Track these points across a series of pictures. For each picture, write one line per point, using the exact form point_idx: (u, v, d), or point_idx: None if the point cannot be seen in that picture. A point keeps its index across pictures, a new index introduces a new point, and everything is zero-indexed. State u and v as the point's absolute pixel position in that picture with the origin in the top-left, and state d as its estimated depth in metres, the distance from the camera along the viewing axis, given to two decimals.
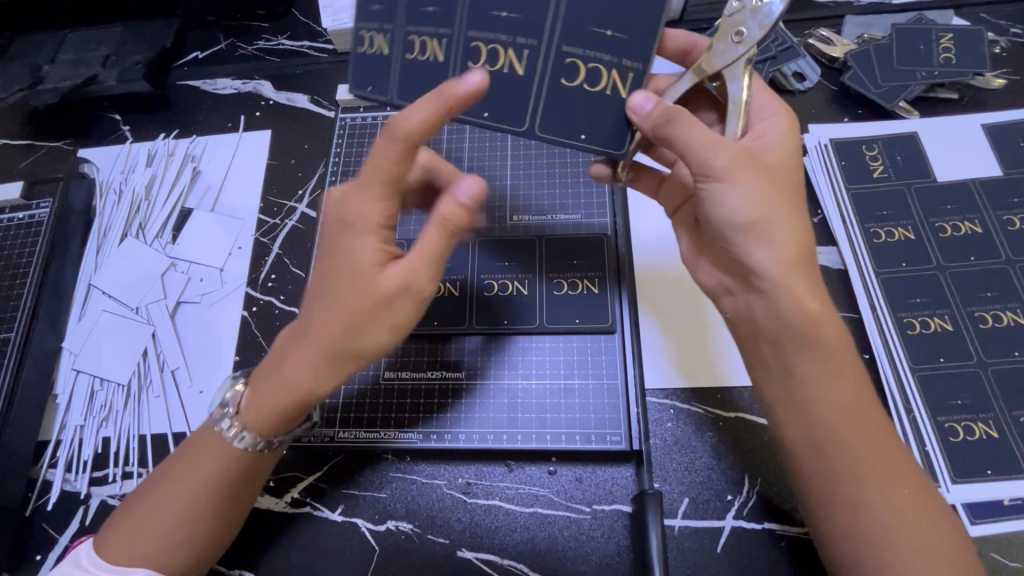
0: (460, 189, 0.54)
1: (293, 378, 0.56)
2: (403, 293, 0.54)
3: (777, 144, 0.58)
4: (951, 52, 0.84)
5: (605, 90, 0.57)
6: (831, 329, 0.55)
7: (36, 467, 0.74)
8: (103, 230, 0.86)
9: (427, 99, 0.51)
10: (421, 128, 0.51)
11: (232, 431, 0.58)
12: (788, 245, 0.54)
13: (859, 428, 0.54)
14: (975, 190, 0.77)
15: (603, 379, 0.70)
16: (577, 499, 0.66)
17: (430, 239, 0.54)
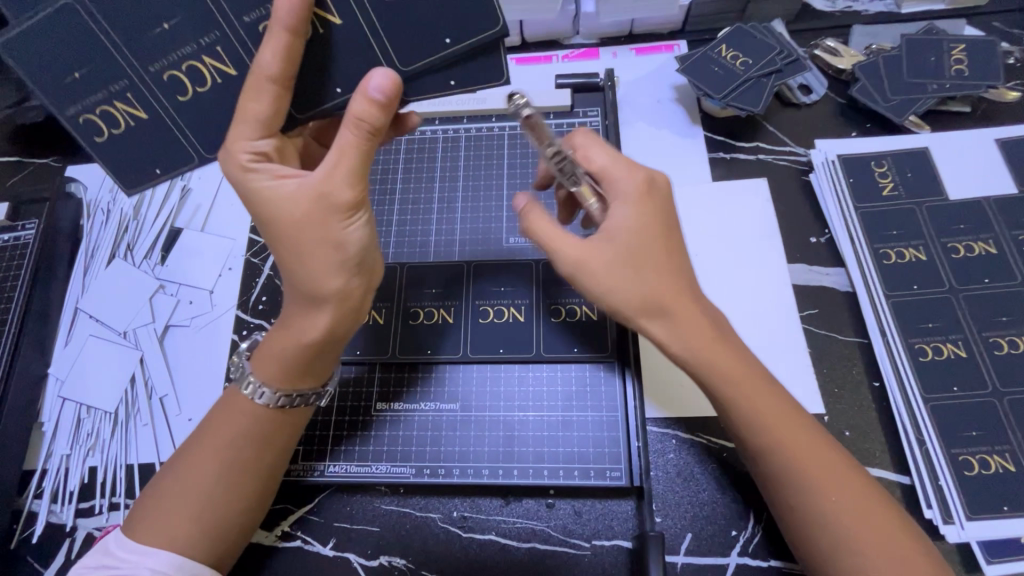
0: (370, 85, 0.51)
1: (301, 327, 0.58)
2: (335, 206, 0.53)
3: (628, 220, 0.56)
4: (963, 63, 0.81)
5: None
6: (716, 364, 0.56)
7: (22, 497, 0.71)
8: (90, 251, 0.84)
9: (272, 31, 0.49)
10: (273, 63, 0.50)
11: (253, 389, 0.59)
12: (631, 295, 0.56)
13: (773, 420, 0.55)
14: (990, 208, 0.75)
15: (602, 411, 0.68)
16: (576, 534, 0.64)
17: (347, 144, 0.52)
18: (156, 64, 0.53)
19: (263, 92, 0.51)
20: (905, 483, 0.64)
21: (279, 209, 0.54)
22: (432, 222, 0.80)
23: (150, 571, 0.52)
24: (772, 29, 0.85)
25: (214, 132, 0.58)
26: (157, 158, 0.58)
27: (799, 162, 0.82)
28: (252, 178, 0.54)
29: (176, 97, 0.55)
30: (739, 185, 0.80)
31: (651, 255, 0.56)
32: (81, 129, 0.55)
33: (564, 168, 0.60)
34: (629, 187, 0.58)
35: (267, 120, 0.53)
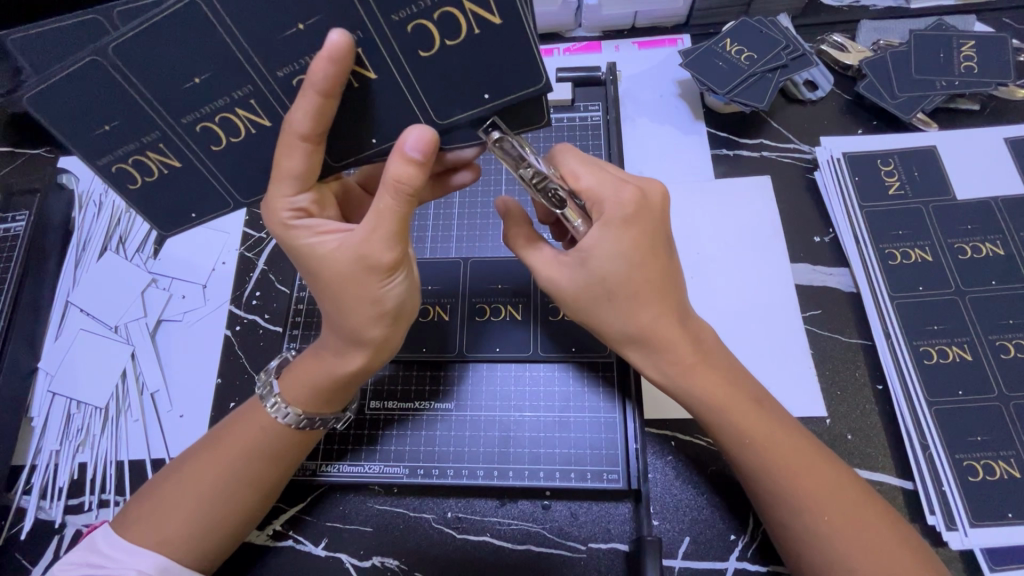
0: (406, 145, 0.49)
1: (337, 362, 0.57)
2: (374, 267, 0.51)
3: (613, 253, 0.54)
4: (972, 60, 0.80)
5: (470, 30, 0.46)
6: (724, 398, 0.56)
7: (10, 493, 0.70)
8: (81, 244, 0.82)
9: (304, 92, 0.46)
10: (305, 123, 0.47)
11: (277, 407, 0.59)
12: (637, 325, 0.56)
13: (767, 437, 0.54)
14: (998, 209, 0.73)
15: (600, 414, 0.66)
16: (572, 537, 0.63)
17: (385, 208, 0.50)
18: (190, 116, 0.48)
19: (293, 150, 0.49)
20: (908, 488, 0.63)
21: (323, 266, 0.53)
22: (429, 218, 0.79)
23: (137, 573, 0.51)
24: (777, 23, 0.83)
25: (248, 173, 0.55)
26: (192, 203, 0.56)
27: (804, 159, 0.80)
28: (291, 232, 0.54)
29: (210, 147, 0.51)
30: (742, 182, 0.79)
31: (633, 284, 0.56)
32: (114, 178, 0.52)
33: (547, 185, 0.55)
34: (617, 210, 0.55)
35: (302, 174, 0.51)
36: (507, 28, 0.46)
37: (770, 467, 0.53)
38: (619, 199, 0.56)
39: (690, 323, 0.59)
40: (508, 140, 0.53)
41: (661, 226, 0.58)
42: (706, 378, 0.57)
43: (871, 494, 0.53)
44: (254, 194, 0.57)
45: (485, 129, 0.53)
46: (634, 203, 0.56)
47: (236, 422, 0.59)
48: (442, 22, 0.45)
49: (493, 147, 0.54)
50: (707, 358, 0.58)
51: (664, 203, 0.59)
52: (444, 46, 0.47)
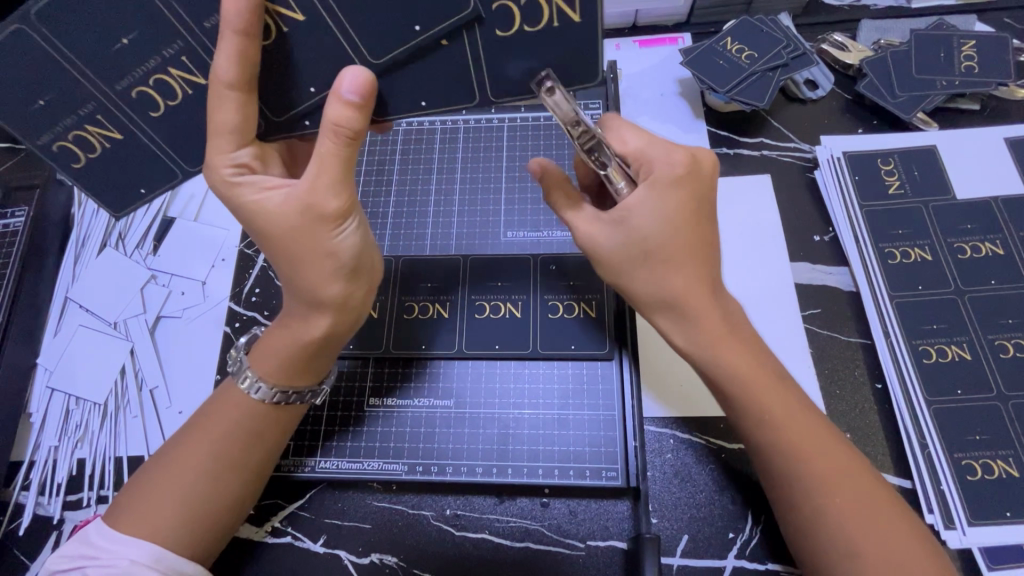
0: (342, 87, 0.48)
1: (302, 327, 0.57)
2: (323, 216, 0.51)
3: (655, 215, 0.54)
4: (973, 60, 0.80)
5: (550, 21, 0.50)
6: (756, 371, 0.55)
7: (8, 489, 0.70)
8: (80, 239, 0.82)
9: (222, 33, 0.45)
10: (231, 72, 0.47)
11: (249, 383, 0.59)
12: (676, 286, 0.55)
13: (787, 418, 0.54)
14: (998, 209, 0.73)
15: (599, 410, 0.67)
16: (571, 534, 0.63)
17: (327, 152, 0.50)
18: (124, 82, 0.49)
19: (224, 100, 0.48)
20: (907, 487, 0.63)
21: (270, 222, 0.52)
22: (429, 215, 0.79)
23: (130, 562, 0.51)
24: (778, 22, 0.83)
25: (191, 142, 0.55)
26: (140, 179, 0.57)
27: (804, 158, 0.80)
28: (233, 193, 0.52)
29: (148, 114, 0.52)
30: (742, 181, 0.79)
31: (677, 248, 0.55)
32: (56, 156, 0.53)
33: (592, 144, 0.56)
34: (667, 169, 0.55)
35: (239, 128, 0.50)
36: (582, 26, 0.51)
37: (783, 447, 0.53)
38: (671, 159, 0.56)
39: (722, 296, 0.58)
40: (561, 93, 0.54)
41: (707, 191, 0.57)
42: (734, 353, 0.55)
43: (882, 488, 0.53)
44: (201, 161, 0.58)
45: (539, 80, 0.54)
46: (686, 164, 0.56)
47: (211, 407, 0.59)
48: (525, 9, 0.49)
49: (545, 96, 0.54)
50: (738, 330, 0.57)
51: (713, 172, 0.58)
52: (522, 31, 0.51)
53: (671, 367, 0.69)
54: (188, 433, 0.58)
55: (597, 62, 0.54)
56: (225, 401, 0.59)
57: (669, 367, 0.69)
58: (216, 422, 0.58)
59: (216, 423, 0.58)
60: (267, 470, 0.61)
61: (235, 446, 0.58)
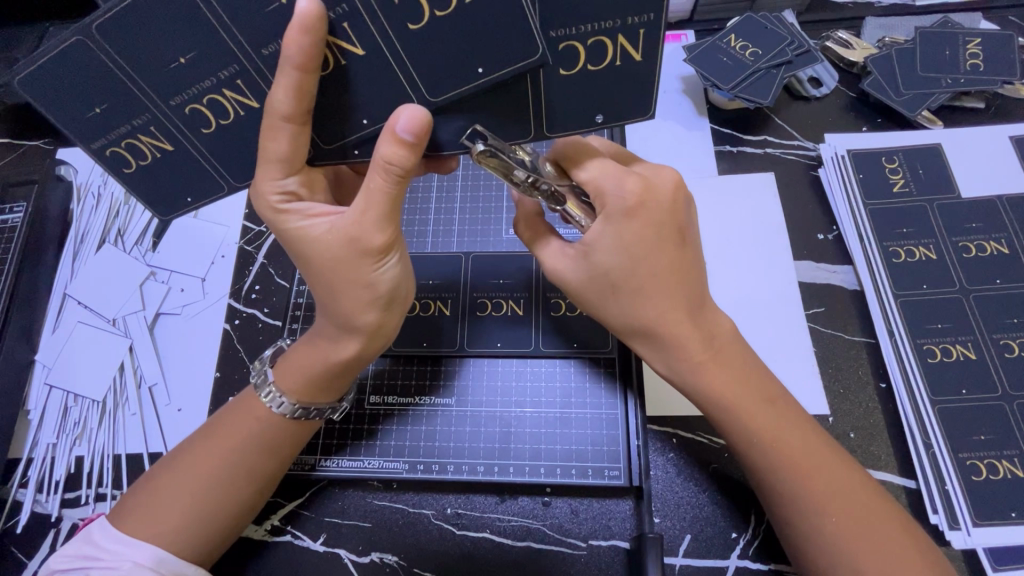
0: (397, 127, 0.47)
1: (331, 348, 0.57)
2: (365, 249, 0.52)
3: (612, 246, 0.55)
4: (978, 58, 0.79)
5: (614, 61, 0.50)
6: (746, 397, 0.55)
7: (6, 486, 0.69)
8: (79, 235, 0.82)
9: (282, 68, 0.45)
10: (285, 101, 0.46)
11: (271, 397, 0.58)
12: (649, 316, 0.56)
13: (775, 432, 0.54)
14: (1002, 207, 0.73)
15: (602, 409, 0.66)
16: (573, 534, 0.62)
17: (377, 187, 0.50)
18: (177, 99, 0.48)
19: (278, 132, 0.49)
20: (911, 487, 0.62)
21: (313, 250, 0.53)
22: (430, 213, 0.78)
23: (132, 564, 0.51)
24: (783, 19, 0.83)
25: (239, 155, 0.55)
26: (186, 187, 0.56)
27: (808, 156, 0.80)
28: (280, 218, 0.53)
29: (200, 130, 0.51)
30: (747, 179, 0.78)
31: (635, 278, 0.55)
32: (107, 161, 0.52)
33: (540, 185, 0.56)
34: (620, 201, 0.54)
35: (288, 157, 0.51)
36: (626, 67, 0.50)
37: (776, 470, 0.53)
38: (623, 190, 0.55)
39: (702, 319, 0.57)
40: (494, 148, 0.53)
41: (670, 215, 0.55)
42: (723, 376, 0.55)
43: (875, 492, 0.53)
44: (247, 176, 0.57)
45: (469, 138, 0.53)
46: (638, 193, 0.54)
47: (229, 412, 0.59)
48: (590, 48, 0.49)
49: (480, 160, 0.53)
50: (720, 357, 0.56)
51: (675, 194, 0.56)
52: (585, 70, 0.50)
53: None
54: (201, 437, 0.58)
55: (648, 105, 0.53)
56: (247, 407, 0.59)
57: None
58: (231, 429, 0.57)
59: (231, 429, 0.57)
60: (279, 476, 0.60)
61: (246, 453, 0.57)
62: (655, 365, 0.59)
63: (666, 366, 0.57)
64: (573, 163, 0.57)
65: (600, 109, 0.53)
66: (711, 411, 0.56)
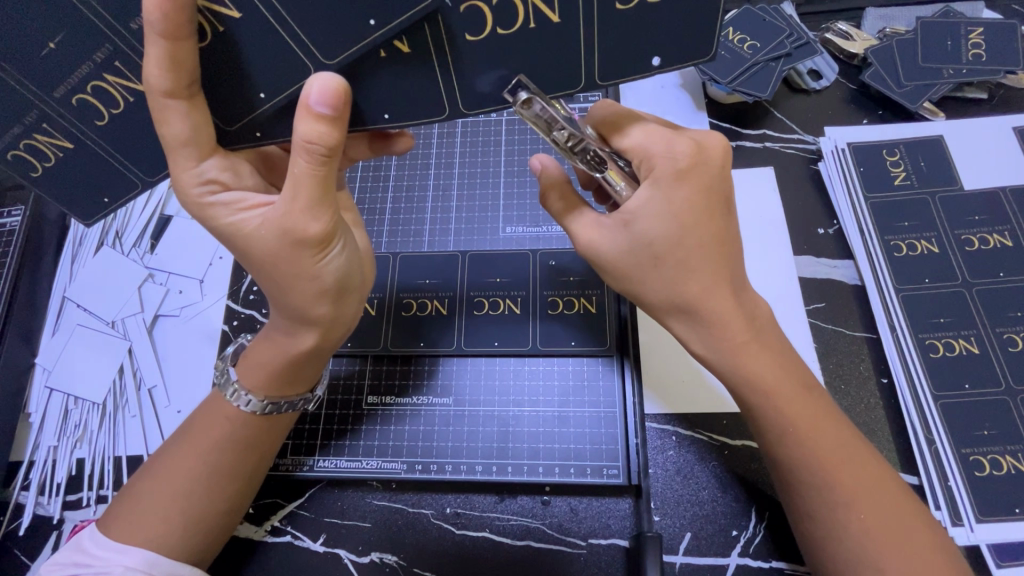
0: (313, 98, 0.45)
1: (288, 341, 0.56)
2: (301, 240, 0.48)
3: (656, 216, 0.51)
4: (981, 48, 0.78)
5: (526, 23, 0.47)
6: (773, 377, 0.54)
7: (8, 489, 0.70)
8: (78, 238, 0.82)
9: (148, 37, 0.43)
10: (161, 77, 0.45)
11: (238, 396, 0.58)
12: (686, 289, 0.53)
13: (813, 425, 0.53)
14: (1006, 200, 0.72)
15: (600, 407, 0.66)
16: (572, 533, 0.62)
17: (300, 172, 0.46)
18: (62, 89, 0.48)
19: (166, 112, 0.46)
20: (913, 483, 0.62)
21: (248, 244, 0.50)
22: (426, 211, 0.78)
23: (124, 568, 0.51)
24: (782, 12, 0.82)
25: (144, 152, 0.55)
26: (101, 188, 0.57)
27: (808, 150, 0.79)
28: (206, 206, 0.50)
29: (94, 122, 0.51)
30: (744, 174, 0.77)
31: (679, 250, 0.52)
32: (14, 165, 0.54)
33: (584, 148, 0.52)
34: (669, 163, 0.52)
35: (189, 138, 0.49)
36: (566, 26, 0.48)
37: (808, 462, 0.52)
38: (674, 152, 0.52)
39: (743, 299, 0.55)
40: (534, 105, 0.50)
41: (720, 180, 0.53)
42: (760, 360, 0.54)
43: (899, 488, 0.52)
44: (157, 171, 0.56)
45: (512, 90, 0.51)
46: (690, 156, 0.52)
47: (201, 416, 0.59)
48: (498, 8, 0.46)
49: (521, 109, 0.51)
50: (758, 339, 0.54)
51: (724, 159, 0.54)
52: (525, 28, 0.48)
53: (673, 364, 0.68)
54: (181, 440, 0.57)
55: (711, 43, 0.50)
56: (214, 409, 0.58)
57: (671, 363, 0.68)
58: (208, 428, 0.57)
59: (208, 429, 0.57)
60: (262, 475, 0.60)
61: (231, 454, 0.57)
62: (691, 344, 0.56)
63: (705, 348, 0.54)
64: (612, 130, 0.54)
65: (653, 49, 0.50)
66: (746, 399, 0.54)
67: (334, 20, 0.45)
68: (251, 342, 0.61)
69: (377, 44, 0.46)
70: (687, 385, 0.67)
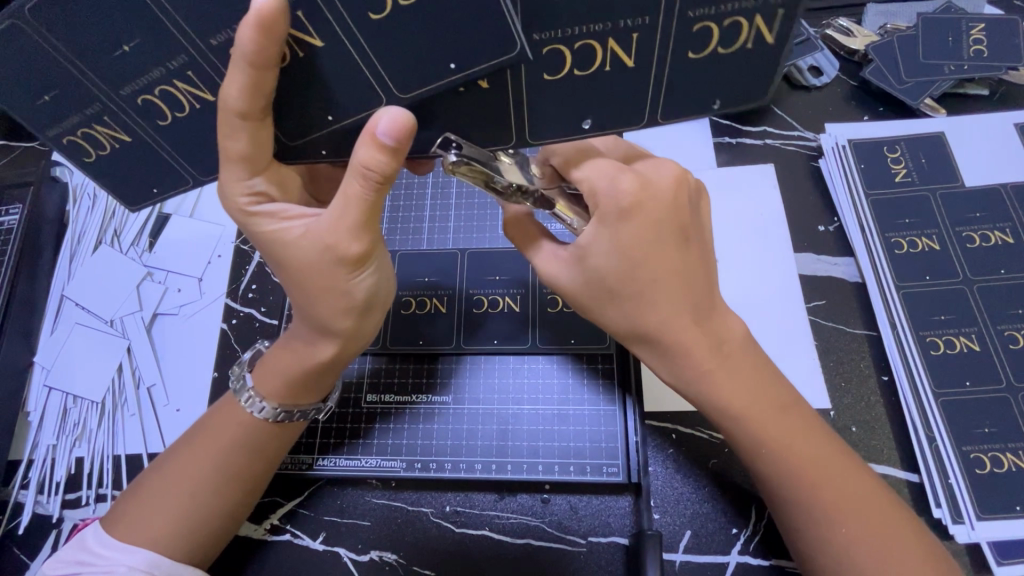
0: (378, 127, 0.44)
1: (307, 351, 0.56)
2: (340, 258, 0.49)
3: (607, 252, 0.52)
4: (982, 44, 0.78)
5: (603, 67, 0.46)
6: (747, 402, 0.53)
7: (7, 488, 0.69)
8: (76, 236, 0.81)
9: (233, 62, 0.42)
10: (237, 99, 0.44)
11: (252, 402, 0.58)
12: (648, 317, 0.53)
13: (789, 437, 0.53)
14: (1008, 196, 0.72)
15: (600, 406, 0.66)
16: (572, 531, 0.62)
17: (352, 194, 0.47)
18: (128, 88, 0.46)
19: (232, 129, 0.46)
20: (913, 481, 0.62)
21: (288, 255, 0.51)
22: (425, 209, 0.78)
23: (126, 567, 0.51)
24: None
25: (201, 150, 0.54)
26: (153, 177, 0.55)
27: (809, 148, 0.79)
28: (250, 216, 0.52)
29: (155, 122, 0.49)
30: (746, 171, 0.77)
31: (633, 282, 0.52)
32: (67, 150, 0.51)
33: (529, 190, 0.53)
34: (613, 201, 0.51)
35: (249, 155, 0.49)
36: (643, 72, 0.47)
37: (797, 466, 0.52)
38: (618, 190, 0.51)
39: (709, 324, 0.54)
40: (468, 156, 0.50)
41: (673, 212, 0.52)
42: (733, 383, 0.53)
43: (878, 486, 0.53)
44: (210, 168, 0.56)
45: (440, 146, 0.51)
46: (634, 193, 0.51)
47: (212, 418, 0.58)
48: (578, 53, 0.45)
49: (455, 171, 0.50)
50: (729, 362, 0.54)
51: (676, 191, 0.53)
52: (603, 72, 0.47)
53: None
54: (190, 440, 0.58)
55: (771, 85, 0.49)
56: (228, 413, 0.58)
57: None
58: (217, 431, 0.57)
59: (216, 431, 0.57)
60: (269, 478, 0.60)
61: (234, 455, 0.57)
62: (661, 373, 0.56)
63: (670, 373, 0.54)
64: (566, 163, 0.54)
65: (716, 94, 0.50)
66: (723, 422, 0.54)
67: (413, 59, 0.44)
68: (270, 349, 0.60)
69: (455, 82, 0.46)
70: None
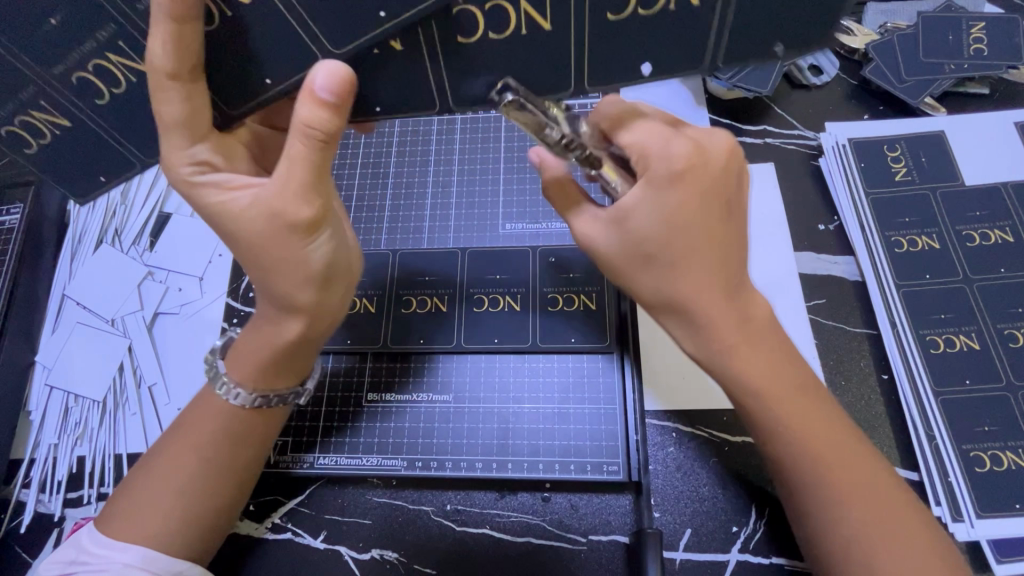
0: (318, 84, 0.44)
1: (275, 330, 0.56)
2: (292, 226, 0.48)
3: (647, 217, 0.51)
4: (983, 43, 0.78)
5: (518, 28, 0.48)
6: (773, 385, 0.53)
7: (9, 487, 0.70)
8: (77, 236, 0.82)
9: (157, 19, 0.43)
10: (164, 58, 0.44)
11: (226, 389, 0.57)
12: (686, 287, 0.52)
13: (806, 429, 0.52)
14: (1008, 195, 0.72)
15: (600, 404, 0.66)
16: (573, 529, 0.62)
17: (297, 154, 0.46)
18: (60, 66, 0.48)
19: (165, 92, 0.46)
20: (913, 479, 0.62)
21: (236, 224, 0.50)
22: (426, 209, 0.78)
23: (123, 565, 0.51)
24: None
25: (139, 133, 0.54)
26: (98, 164, 0.57)
27: (809, 146, 0.79)
28: (191, 189, 0.50)
29: (93, 101, 0.51)
30: (746, 170, 0.77)
31: (673, 247, 0.51)
32: (7, 141, 0.53)
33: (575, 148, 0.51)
34: (666, 164, 0.51)
35: (186, 120, 0.48)
36: (559, 32, 0.48)
37: (806, 458, 0.52)
38: (669, 153, 0.51)
39: (739, 300, 0.53)
40: (525, 101, 0.49)
41: (719, 181, 0.52)
42: (756, 359, 0.53)
43: (888, 476, 0.53)
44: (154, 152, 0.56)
45: (499, 91, 0.50)
46: (686, 157, 0.51)
47: (193, 410, 0.59)
48: None
49: (508, 111, 0.49)
50: (753, 338, 0.53)
51: (728, 160, 0.53)
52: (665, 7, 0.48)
53: (672, 361, 0.68)
54: (174, 435, 0.58)
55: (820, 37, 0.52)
56: (207, 404, 0.58)
57: (671, 360, 0.68)
58: (195, 422, 0.57)
59: (196, 424, 0.57)
60: (258, 471, 0.60)
61: (222, 449, 0.57)
62: (683, 346, 0.55)
63: (696, 348, 0.53)
64: (614, 124, 0.54)
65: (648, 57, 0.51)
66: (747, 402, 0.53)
67: (346, 13, 0.45)
68: (241, 334, 0.60)
69: (367, 44, 0.47)
70: (686, 382, 0.67)
